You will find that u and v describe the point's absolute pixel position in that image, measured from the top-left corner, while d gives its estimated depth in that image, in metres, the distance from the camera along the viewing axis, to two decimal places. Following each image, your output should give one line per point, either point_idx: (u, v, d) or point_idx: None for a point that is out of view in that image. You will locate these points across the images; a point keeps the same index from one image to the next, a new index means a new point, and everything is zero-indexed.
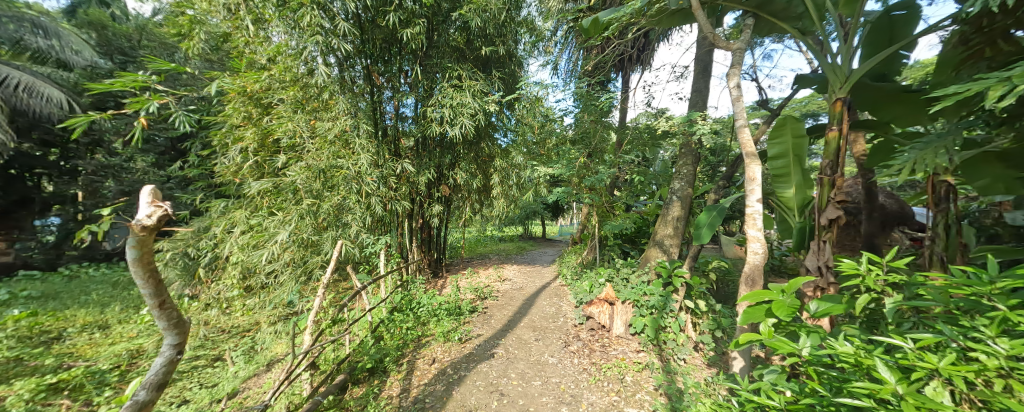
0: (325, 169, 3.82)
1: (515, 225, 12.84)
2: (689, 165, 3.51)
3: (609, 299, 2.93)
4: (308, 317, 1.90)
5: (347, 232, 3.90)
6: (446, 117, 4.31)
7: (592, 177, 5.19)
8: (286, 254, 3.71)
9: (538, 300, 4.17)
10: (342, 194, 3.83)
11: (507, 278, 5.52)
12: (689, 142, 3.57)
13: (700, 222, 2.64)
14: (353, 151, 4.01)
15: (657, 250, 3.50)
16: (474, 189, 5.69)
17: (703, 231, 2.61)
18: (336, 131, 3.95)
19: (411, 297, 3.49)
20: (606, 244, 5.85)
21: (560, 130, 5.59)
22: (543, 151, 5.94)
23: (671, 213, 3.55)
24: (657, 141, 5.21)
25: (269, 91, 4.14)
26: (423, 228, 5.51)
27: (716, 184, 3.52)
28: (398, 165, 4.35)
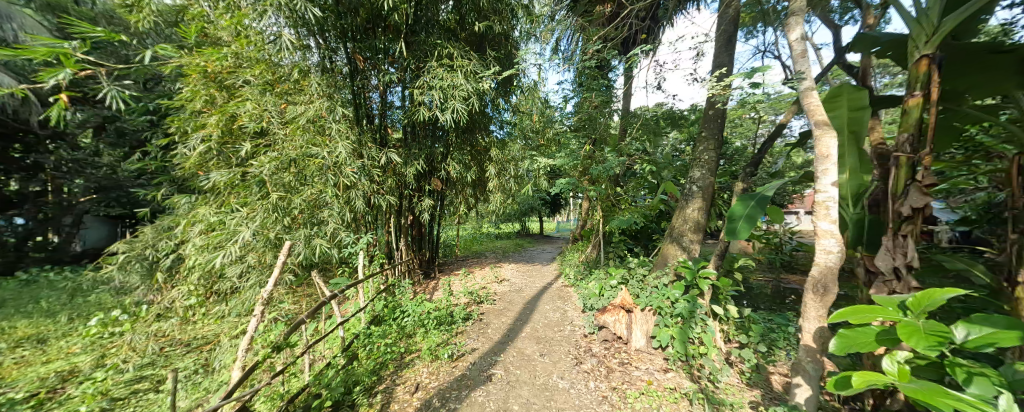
0: (297, 159, 3.36)
1: (513, 222, 12.45)
2: (712, 151, 3.09)
3: (625, 305, 2.50)
4: (240, 349, 1.54)
5: (323, 231, 3.44)
6: (435, 101, 3.86)
7: (597, 168, 4.77)
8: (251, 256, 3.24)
9: (540, 304, 3.73)
10: (318, 187, 3.38)
11: (505, 278, 5.08)
12: (710, 125, 3.14)
13: (735, 214, 2.23)
14: (329, 138, 3.54)
15: (675, 247, 3.07)
16: (468, 182, 5.24)
17: (737, 225, 2.19)
18: (310, 115, 3.48)
19: (396, 305, 3.04)
20: (611, 240, 5.45)
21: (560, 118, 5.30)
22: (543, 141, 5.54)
23: (691, 205, 3.11)
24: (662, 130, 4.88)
25: (234, 72, 3.67)
26: (413, 226, 5.05)
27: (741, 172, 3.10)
28: (382, 155, 3.89)
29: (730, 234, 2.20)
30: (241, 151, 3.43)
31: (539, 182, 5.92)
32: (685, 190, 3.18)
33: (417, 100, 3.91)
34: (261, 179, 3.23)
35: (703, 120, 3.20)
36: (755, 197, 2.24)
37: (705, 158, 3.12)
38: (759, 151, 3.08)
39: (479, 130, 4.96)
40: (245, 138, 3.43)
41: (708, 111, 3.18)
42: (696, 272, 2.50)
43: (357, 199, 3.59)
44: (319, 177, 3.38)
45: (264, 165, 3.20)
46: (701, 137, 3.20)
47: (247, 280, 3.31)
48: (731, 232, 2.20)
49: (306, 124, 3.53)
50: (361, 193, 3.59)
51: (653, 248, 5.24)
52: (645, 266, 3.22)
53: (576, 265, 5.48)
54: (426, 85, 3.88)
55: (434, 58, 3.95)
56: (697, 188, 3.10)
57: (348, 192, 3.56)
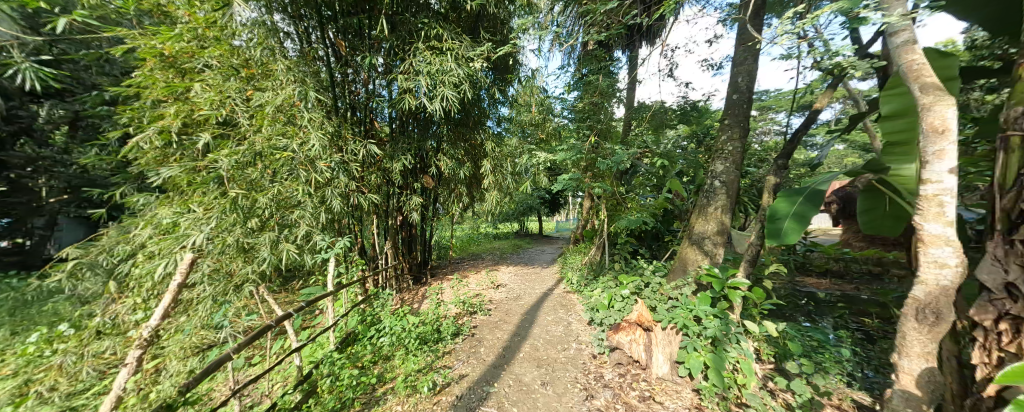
0: (263, 152, 2.97)
1: (512, 221, 12.01)
2: (738, 140, 2.70)
3: (642, 323, 2.10)
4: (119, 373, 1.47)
5: (293, 233, 3.03)
6: (422, 88, 3.47)
7: (602, 162, 4.36)
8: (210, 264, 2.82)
9: (540, 315, 3.33)
10: (288, 185, 2.99)
11: (502, 283, 4.69)
12: (732, 111, 2.76)
13: (777, 212, 1.89)
14: (302, 129, 3.15)
15: (694, 251, 2.67)
16: (462, 178, 4.84)
17: (781, 227, 1.86)
18: (278, 103, 3.10)
19: (375, 319, 2.65)
20: (616, 241, 5.06)
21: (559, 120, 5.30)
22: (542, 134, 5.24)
23: (713, 202, 2.70)
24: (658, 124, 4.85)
25: (195, 54, 3.25)
26: (401, 227, 4.64)
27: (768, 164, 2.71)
28: (363, 148, 3.50)
29: (770, 235, 1.88)
30: (201, 144, 3.02)
31: (538, 179, 5.53)
32: (706, 185, 2.79)
33: (401, 86, 3.51)
34: (221, 175, 2.81)
35: (724, 107, 2.83)
36: (802, 193, 1.91)
37: (729, 149, 2.72)
38: (790, 141, 2.70)
39: (473, 122, 4.56)
40: (206, 129, 3.02)
41: (731, 96, 2.79)
42: (725, 282, 2.12)
43: (334, 198, 3.19)
44: (290, 173, 3.01)
45: (223, 161, 2.80)
46: (722, 125, 2.82)
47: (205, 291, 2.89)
48: (770, 234, 1.88)
49: (274, 112, 3.13)
50: (338, 192, 3.19)
51: (661, 250, 4.85)
52: (659, 273, 2.82)
53: (578, 268, 5.09)
54: (412, 70, 3.48)
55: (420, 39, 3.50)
56: (719, 182, 2.69)
57: (323, 190, 3.17)
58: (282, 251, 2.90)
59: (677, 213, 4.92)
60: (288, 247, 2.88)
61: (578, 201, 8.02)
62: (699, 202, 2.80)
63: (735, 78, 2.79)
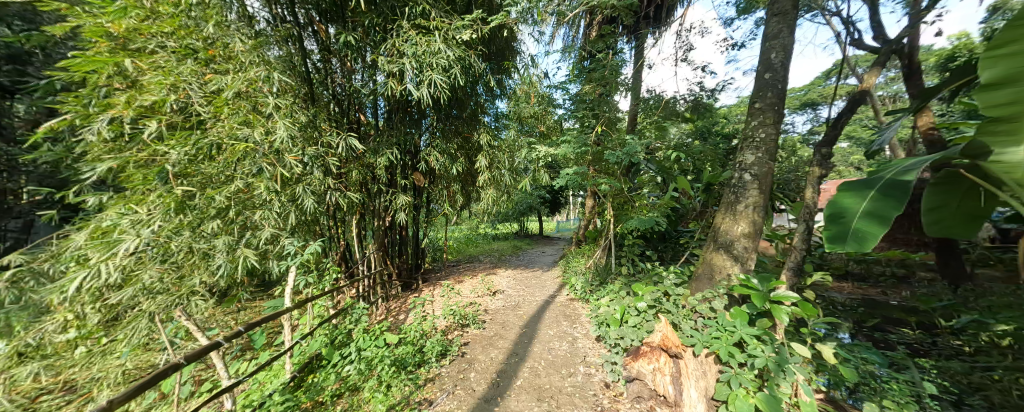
0: (219, 144, 2.57)
1: (511, 221, 11.60)
2: (772, 126, 2.30)
3: (667, 348, 1.74)
4: None
5: (256, 237, 2.63)
6: (407, 72, 3.09)
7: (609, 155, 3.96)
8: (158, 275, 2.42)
9: (541, 328, 2.94)
10: (249, 181, 2.60)
11: (499, 290, 4.31)
12: (762, 91, 2.37)
13: (842, 207, 1.70)
14: (269, 118, 2.77)
15: (721, 255, 2.28)
16: (456, 175, 4.45)
17: (849, 227, 1.62)
18: (239, 88, 2.72)
19: (347, 340, 2.27)
20: (622, 243, 4.68)
21: (562, 116, 4.94)
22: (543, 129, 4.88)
23: (743, 198, 2.30)
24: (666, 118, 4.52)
25: (145, 32, 2.82)
26: (388, 228, 4.24)
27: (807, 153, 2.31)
28: (341, 140, 3.11)
29: (831, 238, 1.64)
30: (148, 135, 2.62)
31: (538, 176, 5.14)
32: (732, 179, 2.40)
33: (383, 70, 3.13)
34: (168, 170, 2.44)
35: (753, 88, 2.44)
36: (875, 188, 1.68)
37: (761, 136, 2.32)
38: (833, 126, 2.30)
39: (467, 113, 4.19)
40: (154, 117, 2.61)
41: (762, 74, 2.40)
42: (767, 297, 1.75)
43: (304, 197, 2.80)
44: (250, 167, 2.61)
45: (170, 155, 2.42)
46: (751, 110, 2.43)
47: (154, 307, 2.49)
48: (833, 236, 1.65)
49: (234, 99, 2.74)
50: (311, 189, 2.81)
51: (672, 253, 4.46)
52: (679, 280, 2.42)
53: (582, 272, 4.71)
54: (396, 52, 3.10)
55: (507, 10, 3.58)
56: (750, 175, 2.29)
57: (291, 187, 2.78)
58: (241, 258, 2.51)
59: (689, 212, 4.52)
60: (248, 254, 2.50)
61: (580, 200, 7.62)
62: (724, 199, 2.42)
63: (766, 54, 2.39)
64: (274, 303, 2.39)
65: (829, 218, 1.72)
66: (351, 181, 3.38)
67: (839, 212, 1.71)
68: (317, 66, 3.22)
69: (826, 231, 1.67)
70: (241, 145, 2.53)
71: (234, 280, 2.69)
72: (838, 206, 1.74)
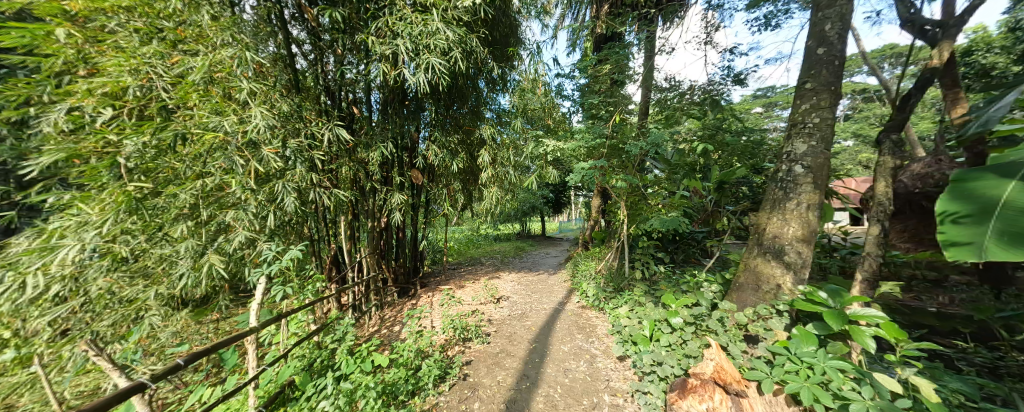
0: (185, 135, 2.24)
1: (513, 222, 11.27)
2: (829, 110, 1.97)
3: (723, 381, 1.54)
4: None
5: (228, 241, 2.30)
6: (401, 55, 2.77)
7: (627, 148, 3.61)
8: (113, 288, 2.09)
9: (553, 343, 2.61)
10: (221, 177, 2.27)
11: (503, 296, 3.96)
12: (813, 70, 2.04)
13: (981, 200, 1.69)
14: (244, 105, 2.44)
15: (769, 261, 1.95)
16: (456, 172, 4.12)
17: (992, 224, 1.62)
18: (209, 70, 2.38)
19: (329, 362, 1.95)
20: (636, 245, 4.34)
21: (570, 109, 4.62)
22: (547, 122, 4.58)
23: (794, 195, 1.96)
24: (682, 109, 4.20)
25: (100, 7, 2.46)
26: (382, 229, 3.91)
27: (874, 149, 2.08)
28: (327, 131, 2.79)
29: (971, 237, 1.64)
30: (102, 122, 2.25)
31: (544, 174, 4.80)
32: (779, 173, 2.06)
33: (376, 52, 2.80)
34: (120, 163, 2.09)
35: (802, 65, 2.11)
36: (1016, 180, 1.67)
37: (816, 122, 1.99)
38: (899, 109, 2.04)
39: (468, 104, 3.87)
40: (111, 103, 2.26)
41: (814, 50, 2.07)
42: (846, 316, 1.43)
43: (282, 194, 2.46)
44: (220, 160, 2.28)
45: (124, 145, 2.08)
46: (800, 92, 2.10)
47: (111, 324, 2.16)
48: (975, 233, 1.65)
49: (205, 84, 2.41)
50: (293, 186, 2.47)
51: (685, 256, 4.30)
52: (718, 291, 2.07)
53: (592, 276, 4.36)
54: (389, 31, 2.77)
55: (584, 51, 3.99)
56: (804, 168, 1.96)
57: (269, 184, 2.44)
58: (206, 266, 2.20)
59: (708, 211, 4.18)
60: (214, 261, 2.17)
61: (586, 199, 7.29)
62: (770, 194, 2.08)
63: (818, 26, 2.06)
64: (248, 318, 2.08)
65: (966, 215, 1.70)
66: (341, 178, 3.05)
67: (979, 208, 1.69)
68: (305, 56, 2.91)
69: (957, 232, 1.69)
70: (208, 133, 2.19)
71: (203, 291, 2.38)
72: (977, 201, 1.70)
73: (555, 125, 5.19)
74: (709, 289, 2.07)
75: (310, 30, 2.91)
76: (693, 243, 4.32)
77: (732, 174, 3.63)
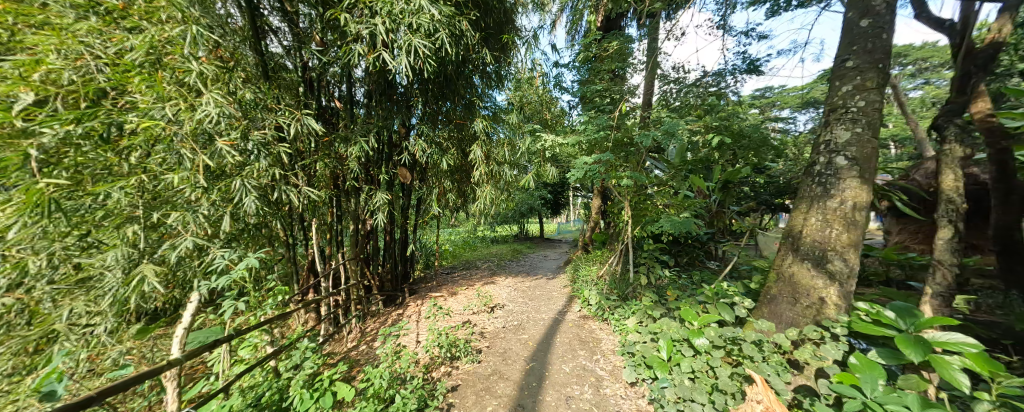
0: (122, 126, 1.89)
1: (511, 223, 10.95)
2: (878, 91, 1.66)
3: None
4: None
5: (172, 250, 1.96)
6: (379, 36, 2.45)
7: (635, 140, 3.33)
8: (38, 306, 1.81)
9: (553, 361, 2.31)
10: (165, 175, 1.94)
11: (498, 305, 3.64)
12: (858, 45, 1.73)
13: None
14: (196, 91, 2.10)
15: (810, 271, 1.65)
16: (446, 170, 3.79)
17: None
18: (152, 50, 2.03)
19: (283, 395, 1.64)
20: (641, 248, 4.03)
21: (569, 103, 4.31)
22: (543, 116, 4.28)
23: (839, 191, 1.65)
24: (691, 101, 3.90)
25: None
26: (366, 233, 3.58)
27: (945, 126, 2.17)
28: (296, 122, 2.46)
29: None
30: (21, 110, 1.81)
31: (541, 173, 4.49)
32: (817, 167, 1.76)
33: (351, 32, 2.49)
34: (31, 156, 1.68)
35: (842, 40, 1.81)
36: None
37: (861, 106, 1.69)
38: (960, 90, 2.14)
39: (459, 96, 3.55)
40: (33, 86, 1.83)
41: (856, 22, 1.77)
42: (927, 345, 1.22)
43: (240, 194, 2.13)
44: (162, 154, 1.94)
45: (40, 135, 1.70)
46: (840, 72, 1.80)
47: (36, 350, 1.84)
48: None
49: (149, 66, 2.05)
50: (253, 184, 2.14)
51: (688, 256, 4.18)
52: (750, 307, 1.79)
53: (594, 282, 4.04)
54: (365, 9, 2.46)
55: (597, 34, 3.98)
56: (849, 159, 1.66)
57: (226, 181, 2.12)
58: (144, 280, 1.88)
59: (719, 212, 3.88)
60: (149, 273, 1.84)
61: (586, 200, 6.97)
62: (806, 192, 1.78)
63: None
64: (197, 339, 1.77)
65: None
66: (316, 177, 2.74)
67: None
68: (284, 45, 2.67)
69: None
70: (143, 121, 1.84)
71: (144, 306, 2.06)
72: None
73: (554, 121, 4.88)
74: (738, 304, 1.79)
75: (287, 14, 2.64)
76: (697, 245, 4.21)
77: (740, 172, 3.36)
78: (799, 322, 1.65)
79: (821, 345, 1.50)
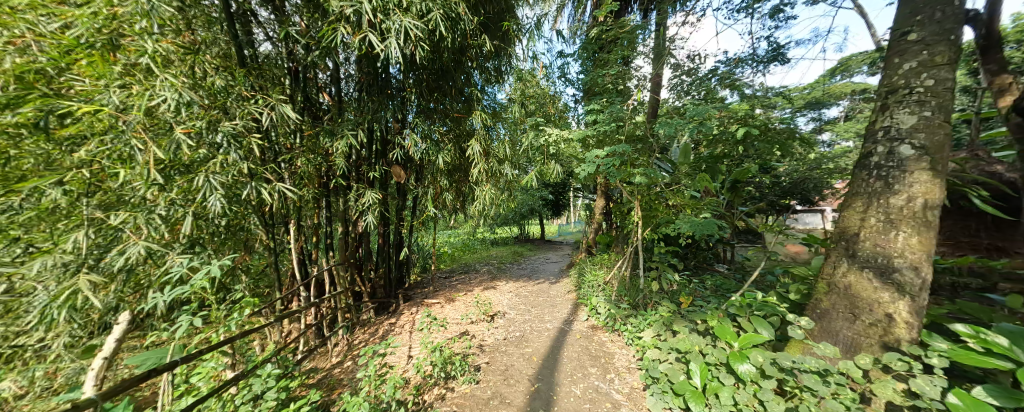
0: (65, 114, 1.63)
1: (511, 224, 10.67)
2: (951, 67, 1.40)
3: None
4: None
5: (121, 258, 1.69)
6: (365, 15, 2.19)
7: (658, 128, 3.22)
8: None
9: (560, 383, 2.06)
10: (112, 169, 1.69)
11: (499, 313, 3.37)
12: (921, 15, 1.48)
13: None
14: (152, 74, 1.83)
15: (872, 282, 1.50)
16: (443, 169, 3.54)
17: None
18: (102, 27, 1.75)
19: None
20: (652, 252, 3.76)
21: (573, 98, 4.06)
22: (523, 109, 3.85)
23: (905, 187, 1.43)
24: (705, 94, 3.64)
25: None
26: (356, 236, 3.32)
27: None
28: (272, 112, 2.20)
29: None
30: None
31: (544, 171, 4.23)
32: (874, 159, 1.53)
33: (334, 12, 2.23)
34: None
35: (902, 9, 1.55)
36: None
37: (929, 85, 1.43)
38: None
39: (456, 89, 3.29)
40: None
41: None
42: None
43: (206, 193, 1.86)
44: (111, 146, 1.68)
45: None
46: (897, 46, 1.55)
47: None
48: None
49: (104, 48, 1.76)
50: (218, 180, 1.87)
51: (696, 258, 4.09)
52: (806, 327, 1.60)
53: (601, 288, 3.75)
54: None
55: (609, 16, 3.78)
56: (916, 149, 1.43)
57: (187, 177, 1.85)
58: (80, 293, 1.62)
59: (726, 214, 3.56)
60: (87, 286, 1.59)
61: (588, 200, 6.69)
62: (862, 188, 1.57)
63: None
64: (139, 360, 1.45)
65: None
66: (300, 174, 2.48)
67: None
68: (269, 34, 2.46)
69: None
70: (79, 106, 1.57)
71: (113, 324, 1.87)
72: None
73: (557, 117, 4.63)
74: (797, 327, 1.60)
75: (273, 3, 2.44)
76: (704, 247, 4.14)
77: (747, 172, 3.20)
78: (860, 342, 1.53)
79: (910, 379, 1.34)
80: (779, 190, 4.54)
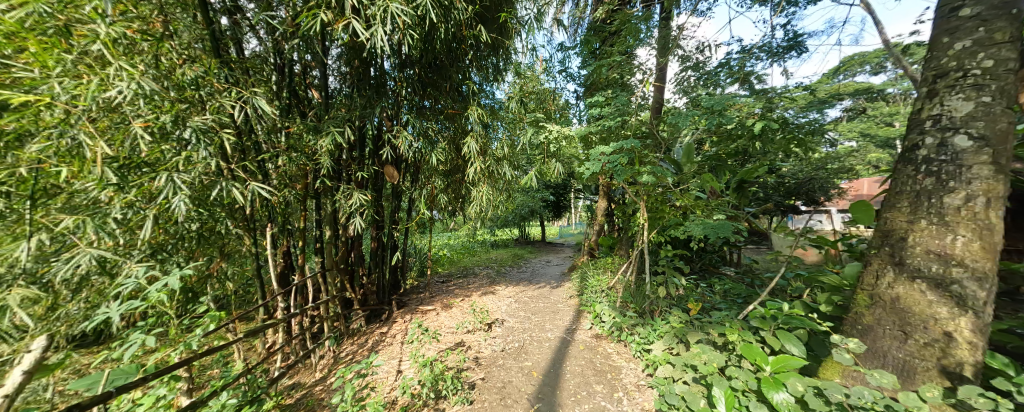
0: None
1: (511, 226, 10.47)
2: (1013, 45, 1.28)
3: None
4: None
5: (63, 268, 1.51)
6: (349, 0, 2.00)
7: (670, 120, 3.02)
8: None
9: (561, 405, 1.89)
10: (58, 167, 1.50)
11: (497, 321, 3.19)
12: None
13: None
14: (107, 64, 1.64)
15: (926, 295, 1.38)
16: (439, 170, 3.37)
17: None
18: (51, 12, 1.53)
19: None
20: (658, 256, 3.58)
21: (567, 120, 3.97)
22: (522, 107, 3.75)
23: (965, 182, 1.32)
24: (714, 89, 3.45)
25: None
26: (347, 241, 3.15)
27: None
28: (247, 106, 2.02)
29: None
30: None
31: (544, 171, 4.06)
32: (922, 152, 1.43)
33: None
34: None
35: None
36: None
37: (987, 67, 1.31)
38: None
39: (452, 84, 3.12)
40: None
41: None
42: None
43: (167, 193, 1.68)
44: (58, 143, 1.49)
45: None
46: (947, 23, 1.43)
47: None
48: None
49: (50, 32, 1.56)
50: (181, 178, 1.68)
51: (704, 262, 3.93)
52: (857, 350, 1.46)
53: (605, 294, 3.53)
54: None
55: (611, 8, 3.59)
56: (975, 139, 1.31)
57: (150, 176, 1.69)
58: (8, 310, 1.46)
59: (734, 215, 3.27)
60: (17, 300, 1.41)
61: (589, 201, 6.50)
62: (907, 185, 1.47)
63: None
64: (82, 384, 1.25)
65: None
66: (282, 175, 2.30)
67: None
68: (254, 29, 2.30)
69: None
70: (21, 96, 1.36)
71: (74, 342, 1.69)
72: None
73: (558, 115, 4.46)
74: (847, 349, 1.47)
75: None
76: (712, 251, 3.96)
77: (753, 172, 3.02)
78: (914, 365, 1.41)
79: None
80: (787, 190, 4.39)
